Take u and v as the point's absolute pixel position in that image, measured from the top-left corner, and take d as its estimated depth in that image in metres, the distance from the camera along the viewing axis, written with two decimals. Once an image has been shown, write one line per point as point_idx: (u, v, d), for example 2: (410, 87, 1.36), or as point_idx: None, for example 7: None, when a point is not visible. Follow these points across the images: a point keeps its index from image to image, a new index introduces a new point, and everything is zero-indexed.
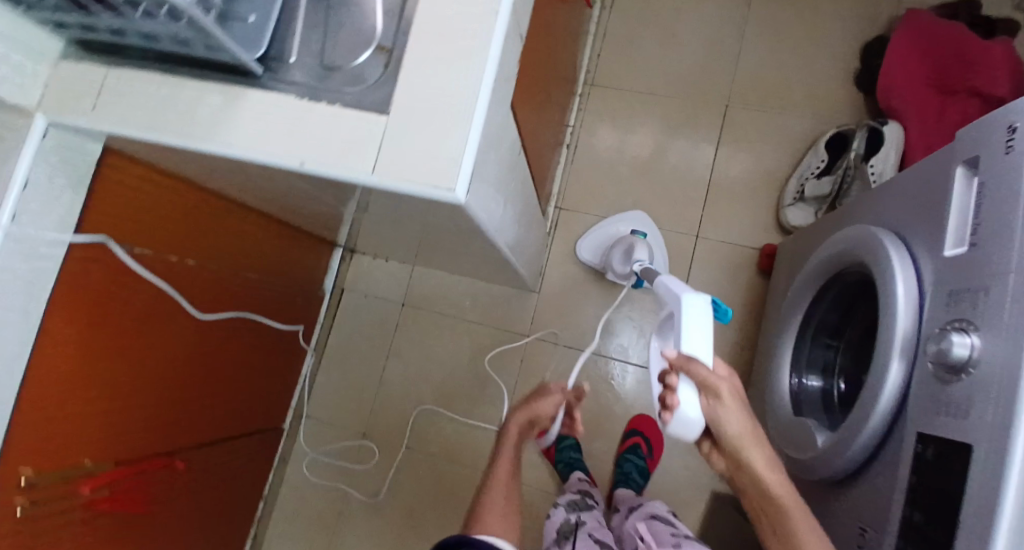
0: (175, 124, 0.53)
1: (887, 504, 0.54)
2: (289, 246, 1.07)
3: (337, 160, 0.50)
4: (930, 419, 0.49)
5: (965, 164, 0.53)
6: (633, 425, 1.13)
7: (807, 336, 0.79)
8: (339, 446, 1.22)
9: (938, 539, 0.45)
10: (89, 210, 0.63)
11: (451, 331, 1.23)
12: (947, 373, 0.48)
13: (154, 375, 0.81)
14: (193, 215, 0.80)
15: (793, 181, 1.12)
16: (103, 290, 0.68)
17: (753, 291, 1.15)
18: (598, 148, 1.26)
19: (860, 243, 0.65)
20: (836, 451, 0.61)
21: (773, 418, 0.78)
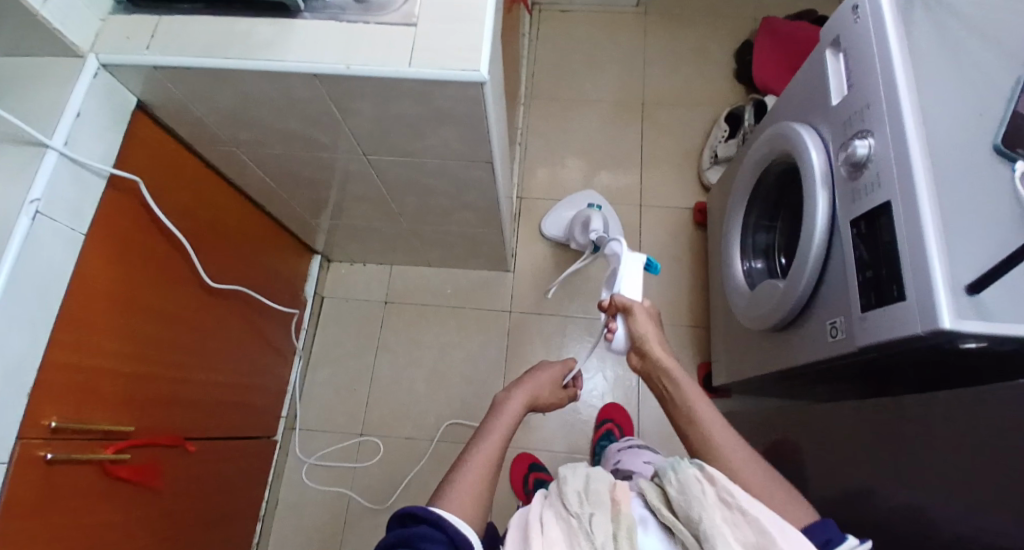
0: (230, 50, 0.63)
1: (841, 295, 0.67)
2: (275, 241, 1.11)
3: (377, 58, 0.61)
4: (853, 209, 0.65)
5: (830, 47, 0.75)
6: (604, 416, 1.18)
7: (750, 231, 0.99)
8: (336, 448, 1.20)
9: (885, 280, 0.59)
10: (124, 153, 0.69)
11: (436, 318, 1.29)
12: (856, 171, 0.65)
13: (166, 344, 0.80)
14: (197, 185, 0.84)
15: (708, 149, 1.37)
16: (127, 236, 0.70)
17: (695, 243, 1.34)
18: (544, 145, 1.46)
19: (772, 134, 0.86)
20: (794, 282, 0.75)
21: (739, 300, 0.94)
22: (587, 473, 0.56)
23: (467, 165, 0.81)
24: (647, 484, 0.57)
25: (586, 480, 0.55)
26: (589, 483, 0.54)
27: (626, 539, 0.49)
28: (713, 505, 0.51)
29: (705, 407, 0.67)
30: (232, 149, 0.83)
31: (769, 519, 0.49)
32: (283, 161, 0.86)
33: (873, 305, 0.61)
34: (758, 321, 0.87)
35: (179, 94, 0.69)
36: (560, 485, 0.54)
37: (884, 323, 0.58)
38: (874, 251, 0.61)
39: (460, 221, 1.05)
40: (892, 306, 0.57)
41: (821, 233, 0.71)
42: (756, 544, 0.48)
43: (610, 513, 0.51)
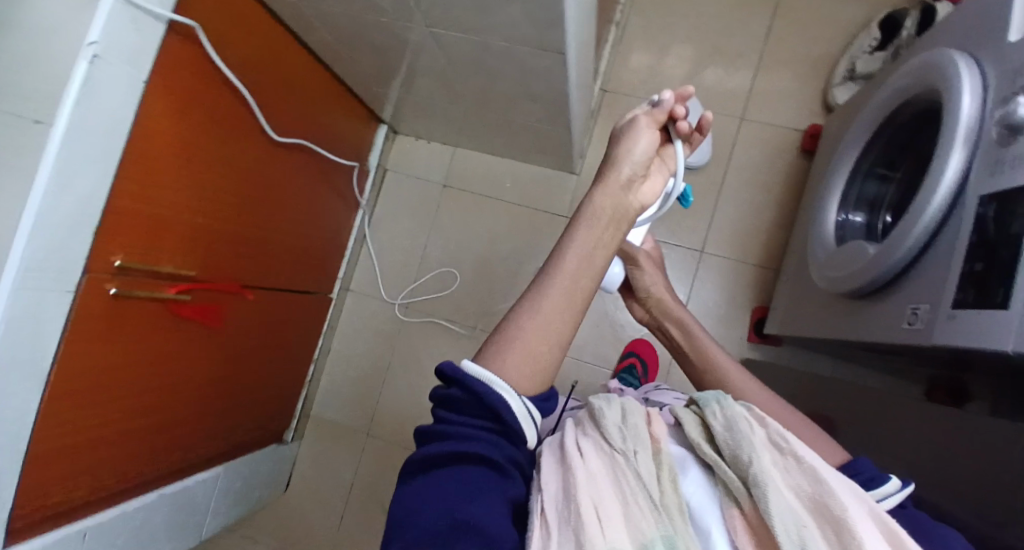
0: None
1: (936, 280, 0.57)
2: (342, 104, 1.09)
3: None
4: (986, 184, 0.53)
5: None
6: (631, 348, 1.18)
7: (860, 176, 0.84)
8: (383, 315, 1.29)
9: (992, 279, 0.49)
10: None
11: (493, 209, 1.27)
12: (1007, 137, 0.51)
13: (229, 199, 0.84)
14: (261, 40, 0.82)
15: (844, 61, 1.13)
16: (188, 89, 0.70)
17: (793, 173, 1.17)
18: (648, 32, 1.26)
19: (921, 63, 0.68)
20: (886, 253, 0.65)
21: (821, 253, 0.84)
22: (622, 407, 0.50)
23: (537, 52, 0.72)
24: (688, 420, 0.51)
25: (622, 413, 0.49)
26: (627, 416, 0.48)
27: (670, 479, 0.42)
28: (761, 445, 0.44)
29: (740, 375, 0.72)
30: (295, 1, 0.77)
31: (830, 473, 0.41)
32: (345, 21, 0.80)
33: (967, 303, 0.51)
34: (832, 283, 0.78)
35: None
36: (595, 416, 0.48)
37: (973, 328, 0.49)
38: (991, 240, 0.50)
39: (528, 112, 0.96)
40: (989, 312, 0.48)
41: (938, 201, 0.58)
42: (813, 494, 0.39)
43: (651, 448, 0.44)
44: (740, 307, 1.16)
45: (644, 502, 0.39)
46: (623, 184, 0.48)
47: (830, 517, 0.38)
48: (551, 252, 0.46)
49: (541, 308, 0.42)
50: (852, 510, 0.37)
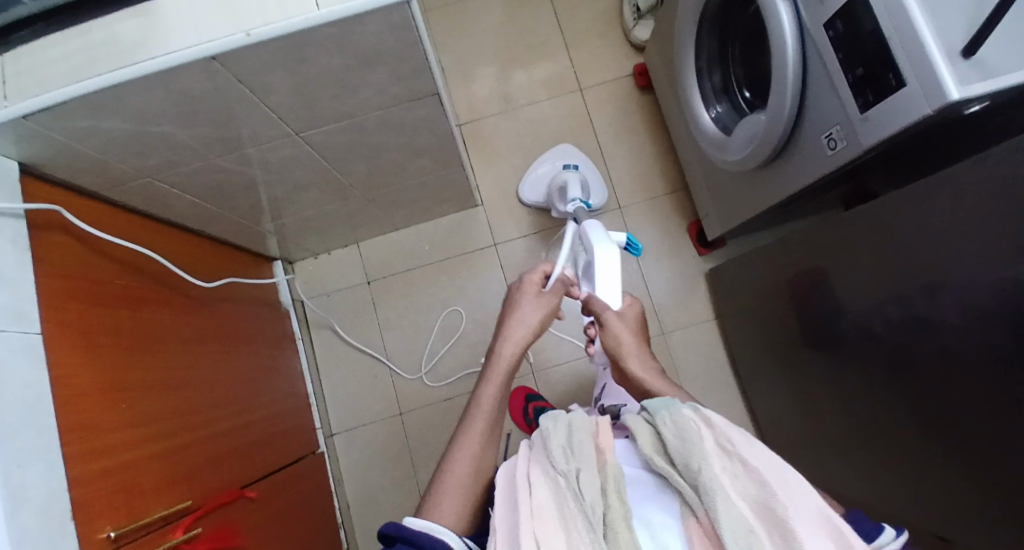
0: (99, 66, 0.51)
1: (833, 102, 0.66)
2: (229, 262, 1.01)
3: (278, 17, 0.51)
4: (825, 11, 0.62)
5: None
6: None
7: (704, 73, 0.94)
8: (382, 438, 1.18)
9: (878, 71, 0.58)
10: (34, 232, 0.58)
11: (426, 278, 1.24)
12: None
13: (179, 409, 0.73)
14: (122, 235, 0.73)
15: (626, 7, 1.29)
16: (87, 320, 0.62)
17: (646, 108, 1.30)
18: (464, 61, 1.34)
19: None
20: (777, 110, 0.73)
21: (715, 147, 0.92)
22: (569, 423, 0.51)
23: (411, 106, 0.73)
24: (637, 421, 0.51)
25: (567, 430, 0.50)
26: (574, 435, 0.49)
27: (617, 493, 0.43)
28: (710, 450, 0.44)
29: None
30: (147, 181, 0.71)
31: (774, 474, 0.42)
32: (207, 174, 0.75)
33: (871, 101, 0.60)
34: (743, 162, 0.86)
35: (60, 140, 0.57)
36: (542, 438, 0.50)
37: (889, 114, 0.58)
38: (857, 47, 0.59)
39: (418, 169, 0.96)
40: (895, 95, 0.56)
41: (792, 46, 0.68)
42: (759, 498, 0.41)
43: (596, 465, 0.46)
44: (677, 234, 1.25)
45: (583, 530, 0.41)
46: (523, 342, 0.67)
47: (773, 519, 0.40)
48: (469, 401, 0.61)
49: (471, 454, 0.56)
50: (797, 516, 0.39)
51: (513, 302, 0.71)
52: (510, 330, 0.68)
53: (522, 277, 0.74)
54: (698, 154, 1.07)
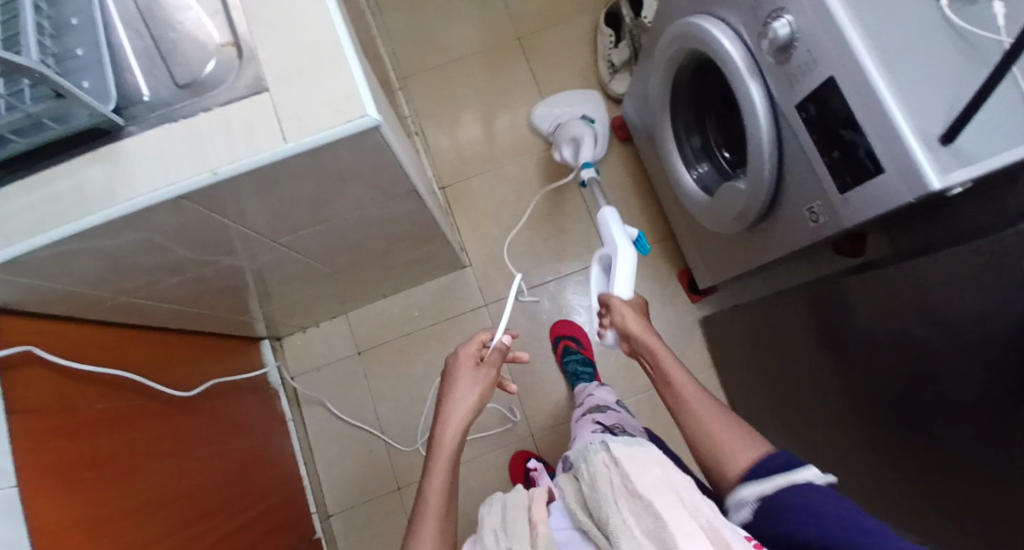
0: (62, 213, 0.50)
1: (811, 177, 0.66)
2: (215, 352, 0.99)
3: (245, 153, 0.50)
4: (795, 93, 0.62)
5: None
6: (556, 334, 1.19)
7: (682, 136, 0.94)
8: (380, 516, 1.14)
9: (855, 154, 0.57)
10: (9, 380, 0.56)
11: (418, 345, 1.22)
12: (786, 53, 0.61)
13: (168, 529, 0.70)
14: (100, 354, 0.71)
15: (601, 62, 1.31)
16: (72, 458, 0.59)
17: (627, 158, 1.30)
18: (445, 124, 1.34)
19: (676, 35, 0.80)
20: (757, 180, 0.73)
21: (699, 208, 0.91)
22: (502, 505, 0.58)
23: (390, 203, 0.72)
24: (566, 481, 0.59)
25: (502, 512, 0.56)
26: (506, 520, 0.55)
27: None
28: (616, 493, 0.51)
29: (682, 379, 0.64)
30: (121, 299, 0.69)
31: (661, 498, 0.47)
32: (184, 284, 0.73)
33: (850, 184, 0.59)
34: (728, 225, 0.85)
35: (26, 282, 0.56)
36: (478, 532, 0.55)
37: (870, 198, 0.57)
38: (831, 129, 0.59)
39: (403, 248, 0.95)
40: (875, 180, 0.56)
41: (766, 122, 0.68)
42: (655, 530, 0.45)
43: (525, 541, 0.52)
44: (667, 282, 1.24)
45: None
46: (464, 426, 0.65)
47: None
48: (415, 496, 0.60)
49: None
50: (679, 532, 0.43)
51: (450, 381, 0.68)
52: (447, 415, 0.65)
53: (456, 351, 0.72)
54: (681, 209, 1.07)
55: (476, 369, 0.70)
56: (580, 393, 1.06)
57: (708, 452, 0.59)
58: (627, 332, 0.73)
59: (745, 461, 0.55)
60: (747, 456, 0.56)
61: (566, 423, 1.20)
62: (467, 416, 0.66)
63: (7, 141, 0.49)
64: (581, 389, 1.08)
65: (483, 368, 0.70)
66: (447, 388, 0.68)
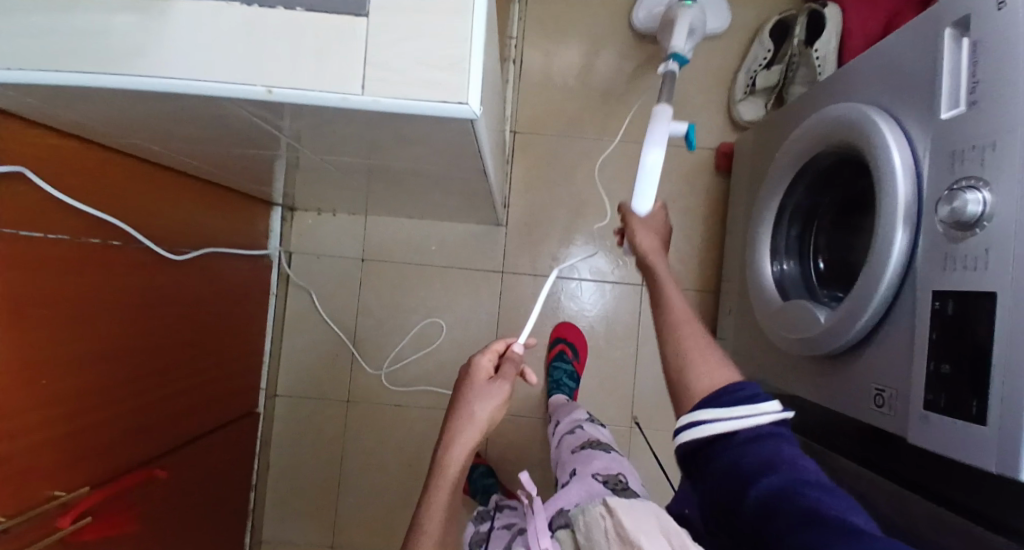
0: (88, 57, 0.42)
1: (901, 363, 0.57)
2: (220, 207, 0.93)
3: (312, 85, 0.41)
4: (938, 277, 0.52)
5: (953, 27, 0.53)
6: (558, 333, 1.16)
7: (783, 218, 0.82)
8: (322, 415, 1.15)
9: (965, 384, 0.48)
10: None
11: (421, 278, 1.17)
12: (959, 231, 0.50)
13: (104, 383, 0.68)
14: (100, 189, 0.65)
15: (742, 76, 1.14)
16: (33, 290, 0.56)
17: (713, 191, 1.18)
18: (548, 65, 1.19)
19: (841, 121, 0.66)
20: (842, 327, 0.64)
21: (765, 306, 0.82)
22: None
23: None
24: (569, 533, 0.62)
25: None
26: None
27: None
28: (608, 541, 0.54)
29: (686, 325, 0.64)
30: (137, 141, 0.62)
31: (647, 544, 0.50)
32: (205, 150, 0.66)
33: (939, 407, 0.51)
34: (783, 340, 0.77)
35: (35, 102, 0.49)
36: None
37: (949, 434, 0.50)
38: (955, 342, 0.50)
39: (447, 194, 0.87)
40: (967, 425, 0.48)
41: (888, 281, 0.58)
42: None
43: None
44: None
45: None
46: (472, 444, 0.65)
47: None
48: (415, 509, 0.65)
49: None
50: None
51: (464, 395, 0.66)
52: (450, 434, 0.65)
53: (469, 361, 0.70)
54: (742, 281, 0.97)
55: (494, 382, 0.67)
56: (564, 413, 1.02)
57: (678, 379, 0.60)
58: (641, 256, 0.71)
59: (720, 390, 0.55)
60: (712, 387, 0.57)
61: (526, 415, 1.18)
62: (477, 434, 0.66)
63: None
64: (558, 402, 1.06)
65: (499, 381, 0.67)
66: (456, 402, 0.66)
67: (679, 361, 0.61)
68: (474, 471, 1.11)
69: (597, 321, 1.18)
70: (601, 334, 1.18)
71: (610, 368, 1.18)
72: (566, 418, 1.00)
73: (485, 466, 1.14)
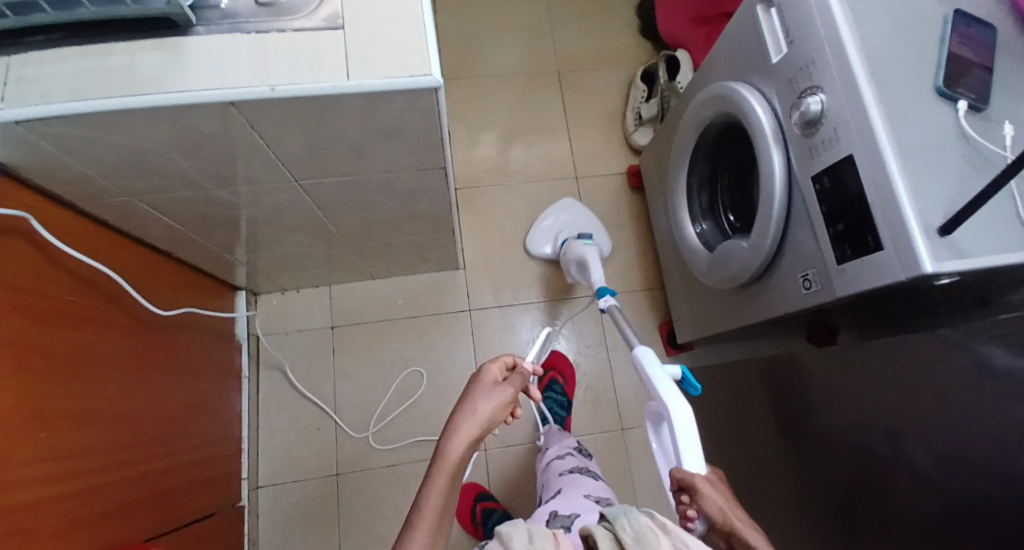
0: (113, 86, 0.50)
1: (811, 245, 0.70)
2: (194, 288, 0.96)
3: (308, 79, 0.52)
4: (813, 166, 0.67)
5: (762, 4, 0.75)
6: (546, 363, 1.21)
7: (694, 191, 0.99)
8: (311, 496, 1.09)
9: (861, 228, 0.62)
10: None
11: (392, 333, 1.20)
12: (813, 127, 0.67)
13: (92, 448, 0.65)
14: (84, 248, 0.69)
15: (630, 114, 1.38)
16: (27, 336, 0.57)
17: (634, 206, 1.36)
18: (470, 133, 1.38)
19: (713, 96, 0.86)
20: (759, 241, 0.77)
21: (698, 262, 0.95)
22: (528, 527, 0.53)
23: (417, 175, 0.74)
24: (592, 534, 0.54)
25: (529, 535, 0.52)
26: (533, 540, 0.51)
27: None
28: None
29: None
30: (127, 200, 0.68)
31: None
32: (191, 202, 0.72)
33: (848, 255, 0.64)
34: (720, 281, 0.88)
35: (49, 149, 0.56)
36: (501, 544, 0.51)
37: (865, 270, 0.61)
38: (841, 204, 0.64)
39: (409, 229, 0.97)
40: (871, 256, 0.60)
41: (780, 189, 0.73)
42: None
43: None
44: (648, 331, 1.27)
45: None
46: (471, 439, 0.59)
47: None
48: (411, 503, 0.54)
49: None
50: None
51: (465, 396, 0.63)
52: (455, 426, 0.59)
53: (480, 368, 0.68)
54: (680, 261, 1.11)
55: (498, 385, 0.65)
56: (553, 439, 1.05)
57: None
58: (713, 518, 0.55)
59: None
60: None
61: (520, 446, 1.18)
62: (476, 431, 0.60)
63: (78, 4, 0.50)
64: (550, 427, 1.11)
65: (505, 384, 0.65)
66: (465, 399, 0.63)
67: None
68: (490, 517, 1.06)
69: (564, 340, 1.25)
70: (572, 349, 1.25)
71: (588, 379, 1.23)
72: (555, 443, 1.03)
73: (504, 511, 1.09)
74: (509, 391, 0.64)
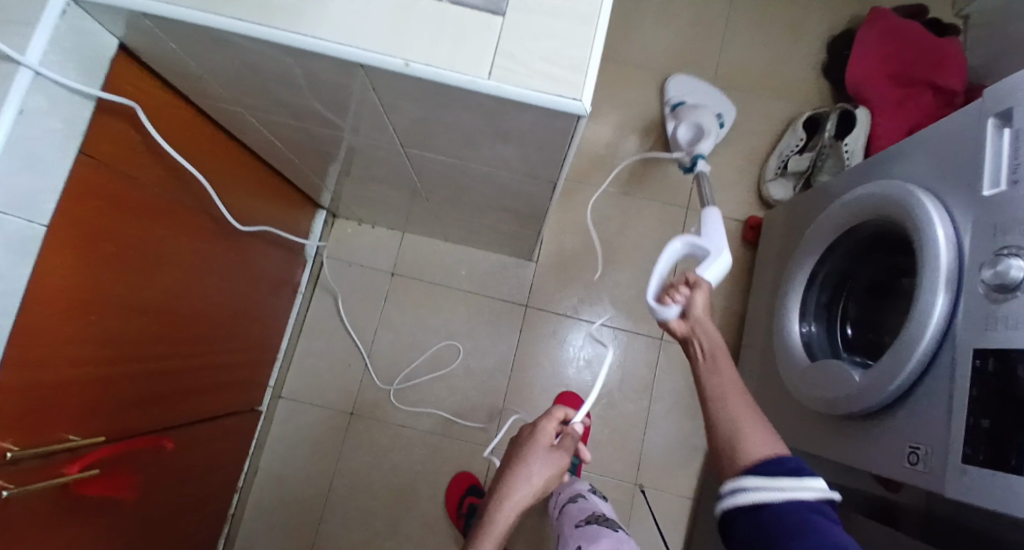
0: (247, 9, 0.46)
1: (938, 420, 0.58)
2: (278, 200, 0.96)
3: (447, 65, 0.45)
4: (980, 337, 0.55)
5: (994, 117, 0.59)
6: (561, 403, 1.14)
7: (815, 285, 0.86)
8: (323, 424, 1.13)
9: (1010, 440, 0.49)
10: (89, 139, 0.53)
11: (447, 300, 1.18)
12: (1002, 294, 0.53)
13: (135, 338, 0.67)
14: (186, 145, 0.68)
15: (774, 159, 1.22)
16: (103, 223, 0.58)
17: (739, 260, 1.23)
18: (595, 124, 1.27)
19: (882, 194, 0.71)
20: (873, 385, 0.65)
21: (792, 365, 0.84)
22: None
23: (526, 180, 0.67)
24: None
25: None
26: None
27: None
28: None
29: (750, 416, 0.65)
30: (236, 110, 0.66)
31: None
32: (296, 131, 0.69)
33: (977, 460, 0.52)
34: (811, 401, 0.77)
35: (172, 49, 0.53)
36: None
37: (994, 489, 0.50)
38: (997, 397, 0.51)
39: (498, 216, 0.91)
40: (1005, 476, 0.49)
41: (928, 341, 0.60)
42: None
43: None
44: None
45: None
46: (523, 504, 0.62)
47: None
48: None
49: None
50: None
51: (520, 456, 0.65)
52: (508, 491, 0.62)
53: (534, 423, 0.68)
54: (767, 345, 1.00)
55: (553, 449, 0.66)
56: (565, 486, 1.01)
57: (731, 430, 0.64)
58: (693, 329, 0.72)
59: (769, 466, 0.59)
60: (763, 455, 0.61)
61: None
62: (530, 497, 0.62)
63: None
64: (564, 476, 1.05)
65: (559, 449, 0.66)
66: (518, 460, 0.64)
67: (734, 435, 0.64)
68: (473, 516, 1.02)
69: (611, 370, 1.18)
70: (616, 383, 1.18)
71: (621, 418, 1.16)
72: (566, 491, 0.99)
73: None
74: (561, 456, 0.65)
